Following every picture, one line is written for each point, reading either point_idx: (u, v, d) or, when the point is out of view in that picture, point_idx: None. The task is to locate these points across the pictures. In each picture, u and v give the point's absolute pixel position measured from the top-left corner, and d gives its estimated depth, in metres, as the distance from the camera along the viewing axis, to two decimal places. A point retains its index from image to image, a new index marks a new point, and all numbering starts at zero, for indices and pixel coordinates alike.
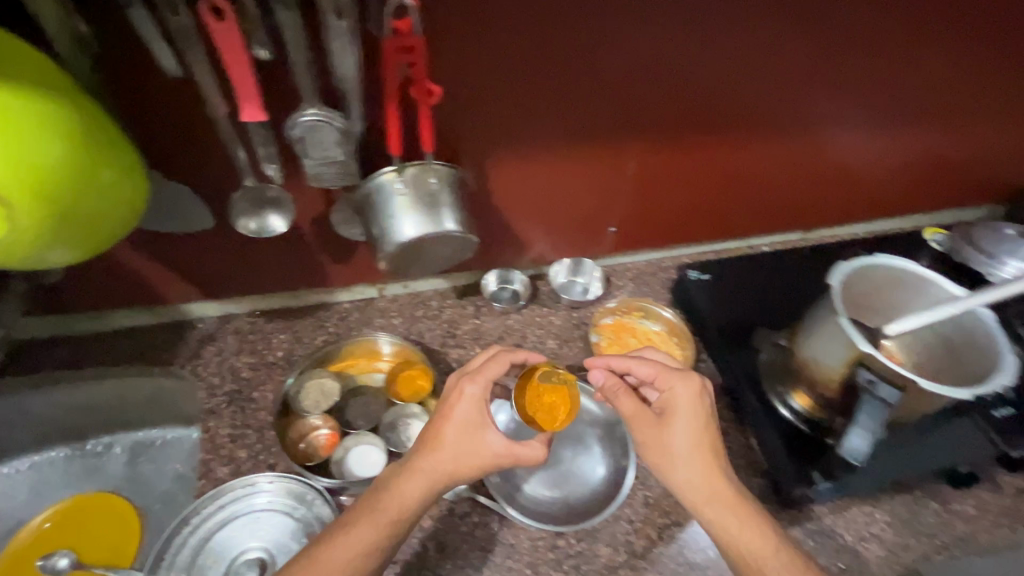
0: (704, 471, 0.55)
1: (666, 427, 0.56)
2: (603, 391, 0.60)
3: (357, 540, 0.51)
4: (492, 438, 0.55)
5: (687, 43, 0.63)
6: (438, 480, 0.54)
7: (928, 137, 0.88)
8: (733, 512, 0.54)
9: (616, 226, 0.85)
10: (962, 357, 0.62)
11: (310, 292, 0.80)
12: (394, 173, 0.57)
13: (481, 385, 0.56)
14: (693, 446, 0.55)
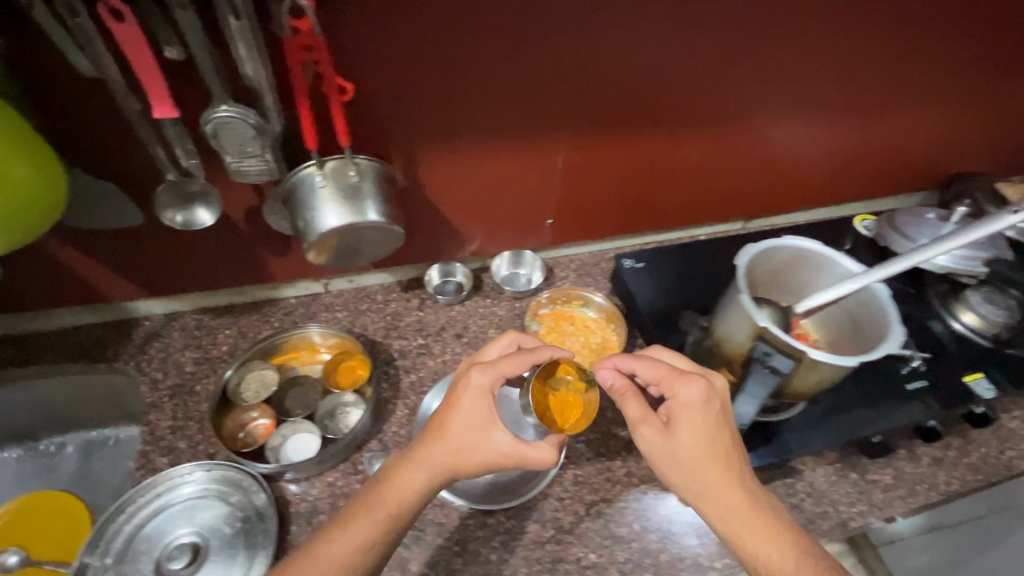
0: (704, 481, 0.52)
1: (667, 439, 0.53)
2: (611, 394, 0.59)
3: (353, 536, 0.53)
4: (498, 434, 0.55)
5: (599, 38, 0.66)
6: (438, 473, 0.54)
7: (847, 126, 0.92)
8: (744, 520, 0.51)
9: (553, 218, 0.88)
10: (863, 330, 0.66)
11: (254, 288, 0.83)
12: (315, 167, 0.60)
13: (489, 376, 0.56)
14: (693, 456, 0.52)
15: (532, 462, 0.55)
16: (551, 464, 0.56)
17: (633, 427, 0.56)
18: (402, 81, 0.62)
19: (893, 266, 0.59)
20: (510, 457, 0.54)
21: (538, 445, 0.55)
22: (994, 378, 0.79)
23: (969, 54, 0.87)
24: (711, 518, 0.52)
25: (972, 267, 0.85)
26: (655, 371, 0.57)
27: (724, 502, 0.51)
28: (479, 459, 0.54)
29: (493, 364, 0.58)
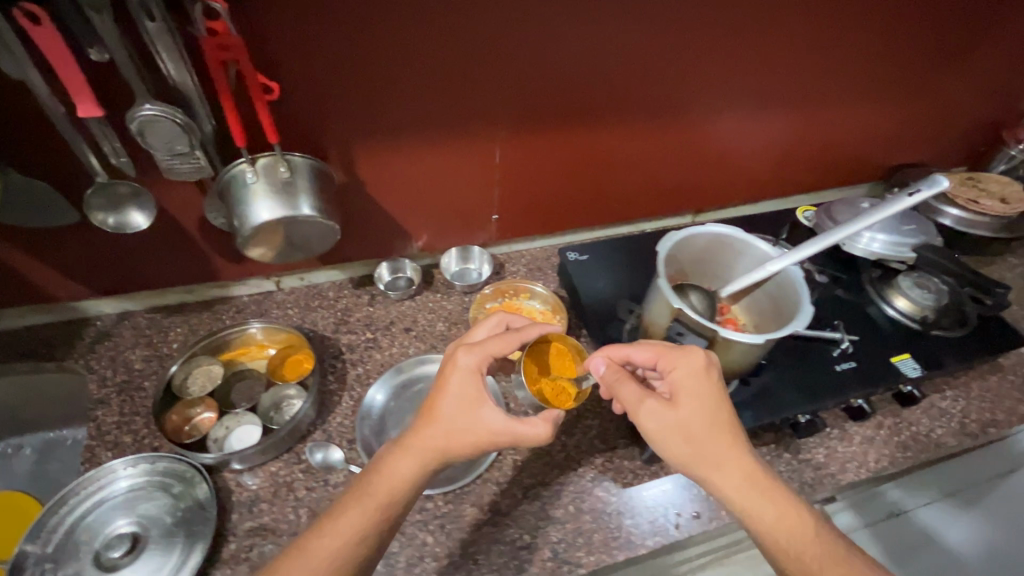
0: (712, 451, 0.54)
1: (675, 411, 0.55)
2: (606, 381, 0.60)
3: (346, 528, 0.54)
4: (487, 412, 0.57)
5: (527, 37, 0.69)
6: (431, 457, 0.57)
7: (783, 121, 0.96)
8: (753, 489, 0.53)
9: (498, 214, 0.91)
10: (780, 308, 0.70)
11: (205, 286, 0.85)
12: (246, 164, 0.62)
13: (476, 357, 0.59)
14: (700, 427, 0.54)
15: (525, 438, 0.57)
16: (545, 439, 0.58)
17: (634, 408, 0.57)
18: (331, 81, 0.65)
19: (803, 251, 0.63)
20: (501, 433, 0.57)
21: (529, 422, 0.57)
22: (920, 358, 0.82)
23: (894, 50, 0.91)
24: (721, 492, 0.53)
25: (899, 253, 0.89)
26: (651, 351, 0.60)
27: (733, 472, 0.53)
28: (471, 437, 0.56)
29: (480, 346, 0.61)
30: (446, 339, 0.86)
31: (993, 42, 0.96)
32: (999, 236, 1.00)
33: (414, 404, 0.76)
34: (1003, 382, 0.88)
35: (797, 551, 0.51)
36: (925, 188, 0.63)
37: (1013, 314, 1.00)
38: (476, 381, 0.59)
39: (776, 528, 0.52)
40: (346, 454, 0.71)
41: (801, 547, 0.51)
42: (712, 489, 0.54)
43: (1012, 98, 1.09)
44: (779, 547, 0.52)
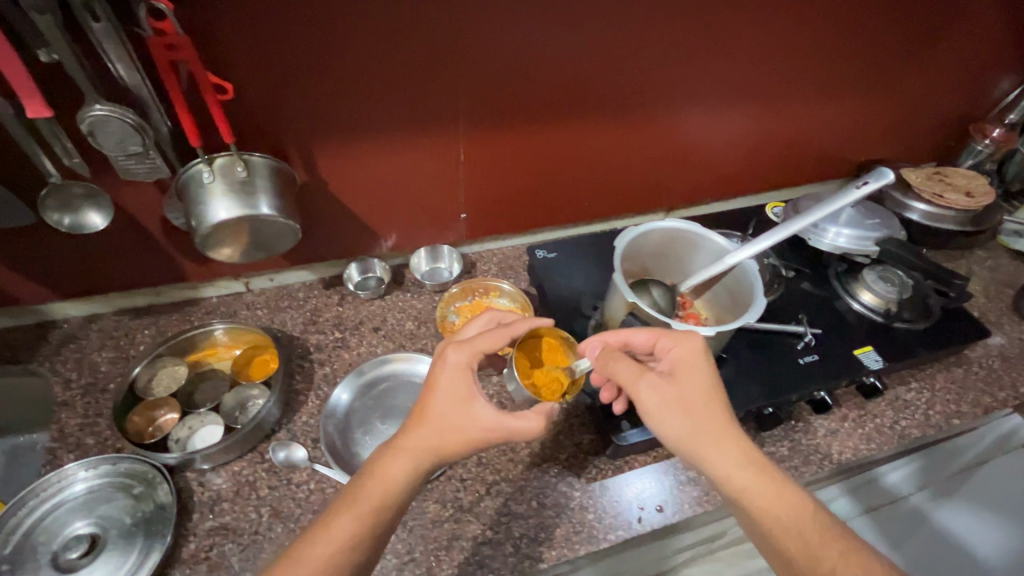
0: (712, 424, 0.55)
1: (677, 384, 0.57)
2: (601, 363, 0.61)
3: (339, 534, 0.52)
4: (477, 409, 0.57)
5: (485, 37, 0.69)
6: (424, 456, 0.56)
7: (748, 118, 0.97)
8: (752, 467, 0.54)
9: (466, 213, 0.92)
10: (737, 298, 0.72)
11: (173, 288, 0.85)
12: (203, 164, 0.63)
13: (466, 353, 0.60)
14: (700, 400, 0.56)
15: (518, 431, 0.57)
16: (537, 431, 0.59)
17: (634, 384, 0.58)
18: (287, 81, 0.65)
19: (756, 244, 0.65)
20: (493, 429, 0.57)
21: (521, 416, 0.58)
22: (883, 350, 0.83)
23: (855, 47, 0.92)
24: (724, 472, 0.53)
25: (863, 247, 0.89)
26: (649, 334, 0.62)
27: (732, 445, 0.54)
28: (464, 433, 0.56)
29: (470, 343, 0.61)
30: (415, 338, 0.86)
31: (955, 38, 0.97)
32: (965, 229, 1.01)
33: (379, 402, 0.77)
34: (968, 373, 0.89)
35: (796, 527, 0.51)
36: (872, 181, 0.66)
37: (979, 306, 1.01)
38: (466, 377, 0.59)
39: (776, 504, 0.52)
40: (309, 452, 0.71)
41: (799, 523, 0.52)
42: (712, 467, 0.54)
43: (976, 93, 1.10)
44: (780, 526, 0.52)
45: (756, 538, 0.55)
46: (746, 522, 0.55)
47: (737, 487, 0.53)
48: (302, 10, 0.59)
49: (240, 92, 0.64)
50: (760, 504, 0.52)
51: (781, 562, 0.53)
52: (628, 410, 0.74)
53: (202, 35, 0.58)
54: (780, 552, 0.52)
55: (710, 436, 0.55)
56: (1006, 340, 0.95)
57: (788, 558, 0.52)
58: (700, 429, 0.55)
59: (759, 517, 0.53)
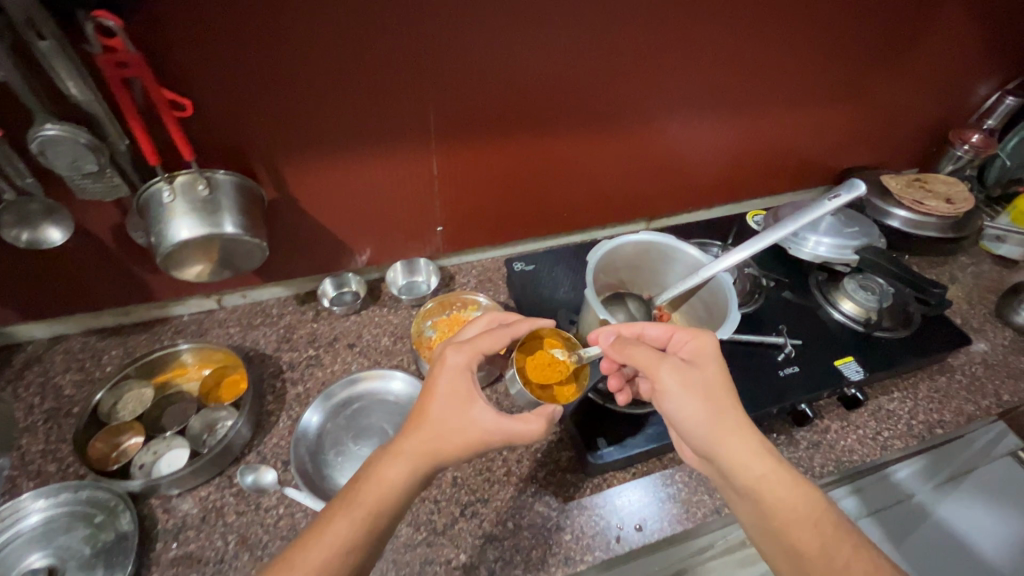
0: (732, 411, 0.56)
1: (699, 370, 0.58)
2: (618, 347, 0.61)
3: (334, 538, 0.51)
4: (476, 411, 0.57)
5: (454, 49, 0.68)
6: (423, 461, 0.55)
7: (726, 126, 0.97)
8: (769, 456, 0.55)
9: (442, 226, 0.91)
10: (713, 312, 0.72)
11: (142, 307, 0.83)
12: (163, 182, 0.61)
13: (465, 354, 0.60)
14: (720, 388, 0.57)
15: (518, 434, 0.57)
16: (539, 435, 0.58)
17: (655, 366, 0.58)
18: (251, 98, 0.64)
19: (733, 255, 0.64)
20: (493, 431, 0.56)
21: (523, 418, 0.57)
22: (864, 361, 0.83)
23: (831, 55, 0.92)
24: (745, 458, 0.54)
25: (844, 256, 0.89)
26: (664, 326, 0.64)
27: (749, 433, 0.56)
28: (462, 435, 0.56)
29: (469, 344, 0.61)
30: (390, 354, 0.85)
31: (931, 45, 0.97)
32: (946, 236, 1.01)
33: (352, 421, 0.75)
34: (951, 382, 0.88)
35: (809, 517, 0.52)
36: (844, 193, 0.66)
37: (962, 312, 1.00)
38: (465, 378, 0.59)
39: (791, 495, 0.53)
40: (279, 475, 0.69)
41: (812, 512, 0.53)
42: (731, 452, 0.55)
43: (954, 100, 1.10)
44: (792, 513, 0.53)
45: (761, 530, 0.55)
46: (754, 513, 0.55)
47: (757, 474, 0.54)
48: (263, 26, 0.58)
49: (201, 110, 0.63)
50: (775, 492, 0.53)
51: (787, 555, 0.53)
52: (605, 427, 0.73)
53: (159, 54, 0.56)
54: (790, 542, 0.52)
55: (730, 421, 0.56)
56: (989, 347, 0.95)
57: (798, 548, 0.52)
58: (719, 414, 0.56)
59: (770, 505, 0.53)
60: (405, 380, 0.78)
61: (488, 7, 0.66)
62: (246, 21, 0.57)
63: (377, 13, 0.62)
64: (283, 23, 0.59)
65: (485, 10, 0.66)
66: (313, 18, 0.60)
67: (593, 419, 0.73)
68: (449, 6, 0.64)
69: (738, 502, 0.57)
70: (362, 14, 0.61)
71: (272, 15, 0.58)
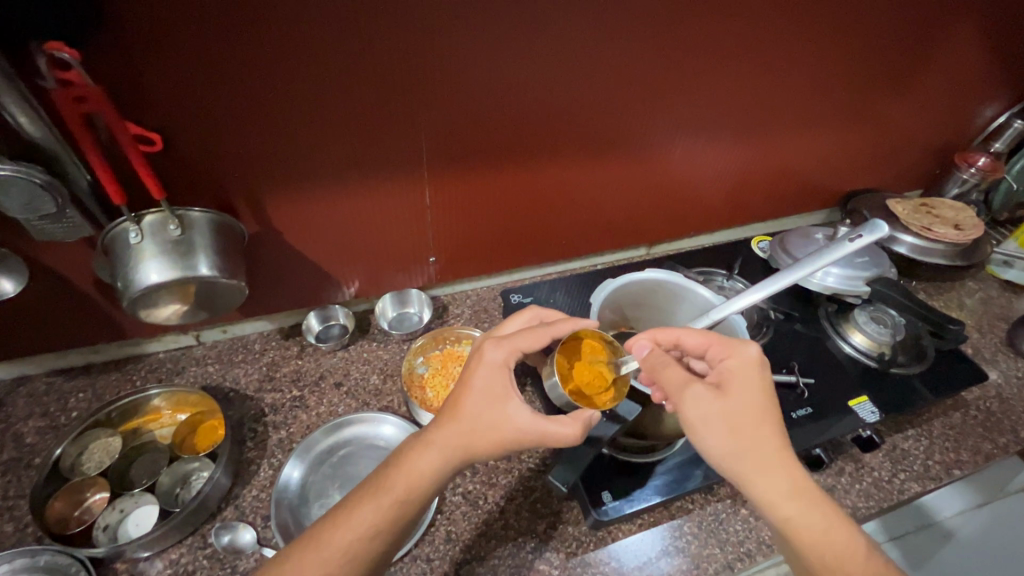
0: (762, 446, 0.52)
1: (728, 399, 0.54)
2: (648, 367, 0.59)
3: (360, 523, 0.53)
4: (512, 408, 0.55)
5: (449, 76, 0.65)
6: (453, 454, 0.55)
7: (730, 150, 0.93)
8: (804, 497, 0.51)
9: (435, 256, 0.87)
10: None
11: (114, 345, 0.78)
12: (129, 223, 0.56)
13: (503, 351, 0.59)
14: (749, 420, 0.53)
15: (552, 437, 0.54)
16: (573, 441, 0.55)
17: (679, 393, 0.56)
18: (229, 130, 0.59)
19: (749, 295, 0.63)
20: (524, 430, 0.54)
21: (558, 420, 0.55)
22: (878, 400, 0.79)
23: (836, 79, 0.89)
24: (772, 499, 0.51)
25: (856, 288, 0.85)
26: (702, 337, 0.61)
27: (782, 470, 0.52)
28: (494, 432, 0.55)
29: (509, 341, 0.60)
30: (380, 394, 0.79)
31: (938, 69, 0.95)
32: (955, 264, 0.98)
33: (338, 471, 0.70)
34: (966, 419, 0.85)
35: (838, 558, 0.49)
36: (863, 236, 0.65)
37: (973, 342, 0.97)
38: (502, 375, 0.58)
39: (821, 541, 0.50)
40: (257, 534, 0.64)
41: (843, 554, 0.49)
42: (755, 489, 0.52)
43: (960, 122, 1.08)
44: (821, 554, 0.50)
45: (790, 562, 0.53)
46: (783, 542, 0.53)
47: (785, 517, 0.51)
48: (242, 55, 0.54)
49: (173, 143, 0.58)
50: (802, 532, 0.50)
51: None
52: (608, 477, 0.69)
53: (126, 87, 0.52)
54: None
55: (759, 459, 0.52)
56: (1003, 379, 0.91)
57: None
58: (748, 450, 0.52)
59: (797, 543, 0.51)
60: (396, 424, 0.73)
61: (484, 34, 0.62)
62: (222, 51, 0.53)
63: (367, 41, 0.58)
64: (264, 52, 0.54)
65: (481, 37, 0.62)
66: (297, 47, 0.55)
67: (595, 469, 0.69)
68: (443, 33, 0.60)
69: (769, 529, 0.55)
70: (349, 42, 0.57)
71: (251, 44, 0.53)
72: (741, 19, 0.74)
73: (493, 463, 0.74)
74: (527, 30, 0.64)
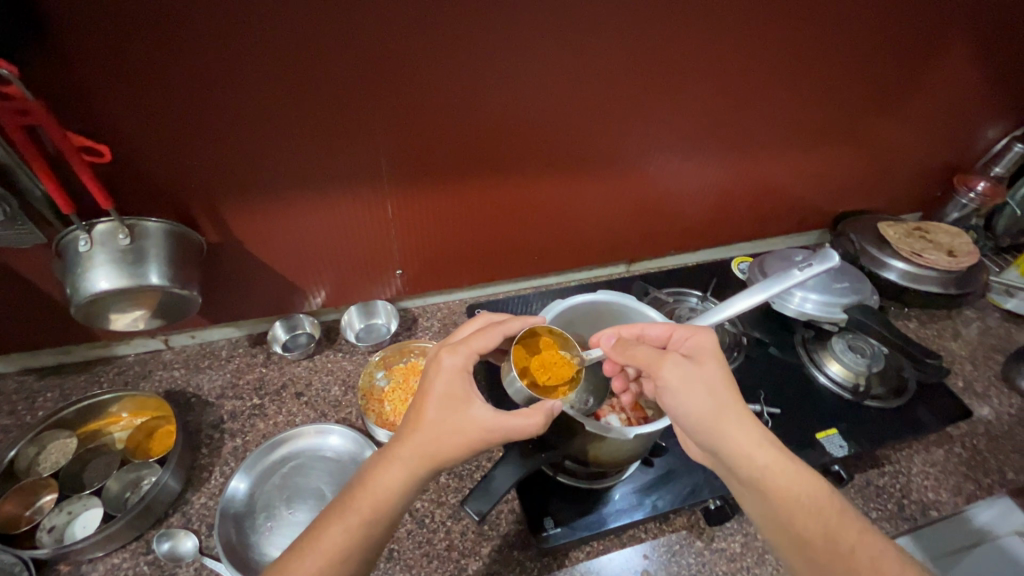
0: (737, 404, 0.52)
1: (702, 365, 0.54)
2: (621, 350, 0.58)
3: (330, 546, 0.49)
4: (475, 409, 0.53)
5: (403, 90, 0.64)
6: (421, 466, 0.52)
7: (709, 168, 0.91)
8: (776, 447, 0.50)
9: (401, 269, 0.87)
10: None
11: (84, 347, 0.80)
12: (80, 232, 0.57)
13: (461, 355, 0.57)
14: (724, 381, 0.53)
15: (519, 430, 0.53)
16: (540, 428, 0.54)
17: (656, 364, 0.54)
18: (184, 142, 0.60)
19: (756, 291, 0.66)
20: (490, 432, 0.52)
21: (519, 413, 0.54)
22: (848, 432, 0.76)
23: (823, 101, 0.86)
24: (750, 448, 0.50)
25: (832, 315, 0.83)
26: (665, 327, 0.61)
27: (753, 420, 0.51)
28: (461, 438, 0.52)
29: (465, 345, 0.58)
30: (339, 406, 0.79)
31: (936, 91, 0.91)
32: (949, 292, 0.93)
33: (284, 481, 0.70)
34: (950, 456, 0.80)
35: (813, 504, 0.48)
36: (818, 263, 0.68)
37: (965, 375, 0.92)
38: (462, 379, 0.56)
39: (797, 485, 0.49)
40: (199, 542, 0.64)
41: (816, 500, 0.48)
42: (733, 445, 0.50)
43: (959, 145, 1.03)
44: (795, 499, 0.48)
45: (766, 521, 0.50)
46: (758, 506, 0.50)
47: (759, 465, 0.49)
48: (192, 69, 0.54)
49: (126, 154, 0.59)
50: (777, 479, 0.49)
51: (793, 547, 0.48)
52: (555, 503, 0.68)
53: (73, 100, 0.53)
54: (795, 532, 0.48)
55: (735, 415, 0.51)
56: (994, 416, 0.86)
57: (804, 537, 0.47)
58: (723, 406, 0.52)
59: (774, 494, 0.48)
60: (345, 436, 0.73)
61: (443, 52, 0.62)
62: (169, 66, 0.53)
63: (322, 59, 0.58)
64: (215, 67, 0.55)
65: (440, 56, 0.62)
66: (250, 65, 0.56)
67: (540, 494, 0.69)
68: (401, 52, 0.60)
69: (741, 495, 0.52)
70: (299, 55, 0.57)
71: (203, 60, 0.54)
72: (717, 40, 0.72)
73: (445, 481, 0.73)
74: (489, 49, 0.63)
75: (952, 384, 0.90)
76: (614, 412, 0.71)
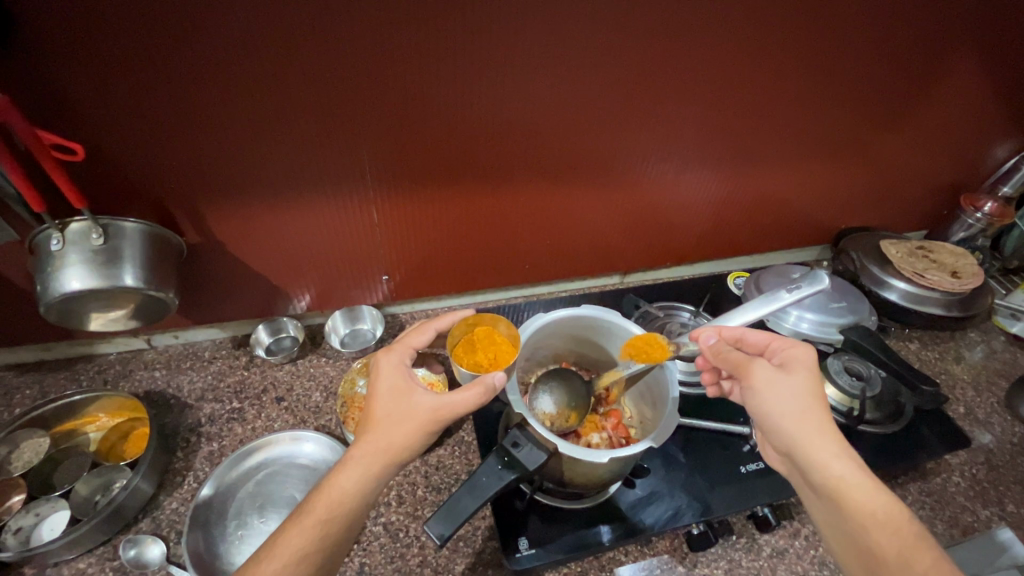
0: (821, 412, 0.51)
1: (791, 375, 0.53)
2: (715, 352, 0.61)
3: (287, 548, 0.47)
4: (419, 396, 0.54)
5: (388, 95, 0.62)
6: (379, 464, 0.51)
7: (706, 179, 0.89)
8: (854, 460, 0.49)
9: (389, 275, 0.86)
10: (657, 405, 0.67)
11: (66, 344, 0.79)
12: (53, 230, 0.57)
13: (397, 353, 0.58)
14: (812, 391, 0.52)
15: (463, 406, 0.53)
16: (485, 402, 0.54)
17: (746, 366, 0.55)
18: (162, 140, 0.59)
19: (743, 308, 0.69)
20: (437, 411, 0.52)
21: (457, 388, 0.54)
22: None
23: (824, 115, 0.84)
24: (826, 457, 0.49)
25: (827, 335, 0.84)
26: (767, 334, 0.60)
27: (833, 431, 0.50)
28: (408, 424, 0.52)
29: (399, 343, 0.60)
30: (319, 412, 0.78)
31: (944, 107, 0.89)
32: (951, 314, 0.90)
33: (259, 487, 0.69)
34: (947, 485, 0.77)
35: (886, 521, 0.46)
36: (806, 284, 0.70)
37: (966, 400, 0.89)
38: (406, 370, 0.56)
39: (873, 500, 0.47)
40: (167, 550, 0.63)
41: (892, 519, 0.46)
42: (808, 449, 0.49)
43: (967, 162, 1.01)
44: (869, 513, 0.46)
45: (831, 527, 0.49)
46: (828, 514, 0.49)
47: (833, 475, 0.48)
48: (167, 68, 0.53)
49: (102, 151, 0.58)
50: (850, 491, 0.47)
51: (861, 562, 0.47)
52: (531, 523, 0.66)
53: (46, 94, 0.52)
54: (863, 543, 0.46)
55: (817, 423, 0.50)
56: (995, 443, 0.83)
57: (873, 552, 0.46)
58: (805, 415, 0.51)
59: (848, 506, 0.47)
60: (320, 443, 0.72)
61: (428, 56, 0.60)
62: (143, 64, 0.52)
63: (306, 61, 0.57)
64: (196, 67, 0.54)
65: (429, 60, 0.61)
66: (230, 66, 0.55)
67: (517, 513, 0.67)
68: (385, 55, 0.59)
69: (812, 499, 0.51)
70: (279, 57, 0.56)
71: (179, 58, 0.53)
72: (716, 51, 0.70)
73: (422, 493, 0.71)
74: (479, 54, 0.62)
75: (953, 410, 0.87)
76: (592, 431, 0.70)
